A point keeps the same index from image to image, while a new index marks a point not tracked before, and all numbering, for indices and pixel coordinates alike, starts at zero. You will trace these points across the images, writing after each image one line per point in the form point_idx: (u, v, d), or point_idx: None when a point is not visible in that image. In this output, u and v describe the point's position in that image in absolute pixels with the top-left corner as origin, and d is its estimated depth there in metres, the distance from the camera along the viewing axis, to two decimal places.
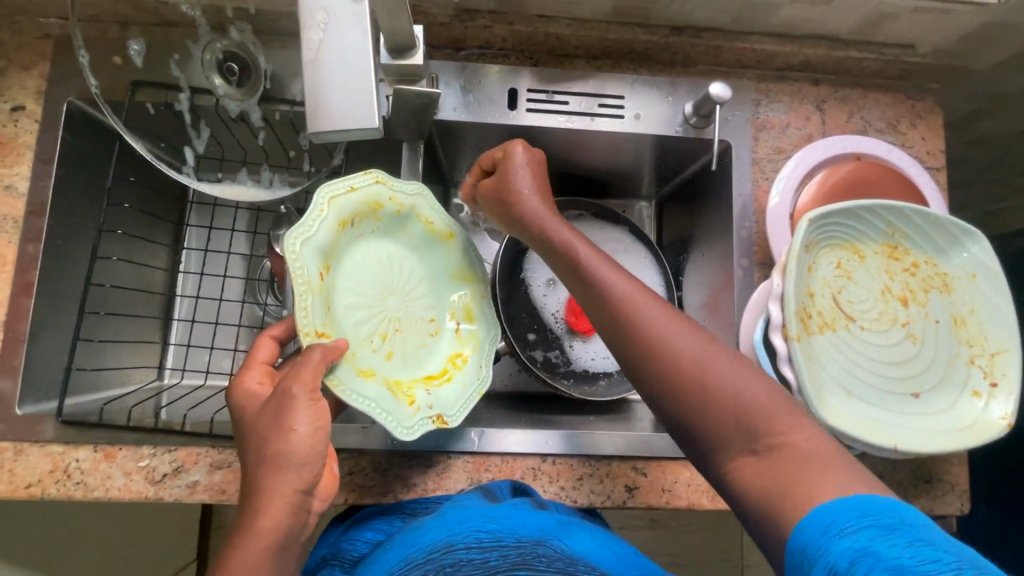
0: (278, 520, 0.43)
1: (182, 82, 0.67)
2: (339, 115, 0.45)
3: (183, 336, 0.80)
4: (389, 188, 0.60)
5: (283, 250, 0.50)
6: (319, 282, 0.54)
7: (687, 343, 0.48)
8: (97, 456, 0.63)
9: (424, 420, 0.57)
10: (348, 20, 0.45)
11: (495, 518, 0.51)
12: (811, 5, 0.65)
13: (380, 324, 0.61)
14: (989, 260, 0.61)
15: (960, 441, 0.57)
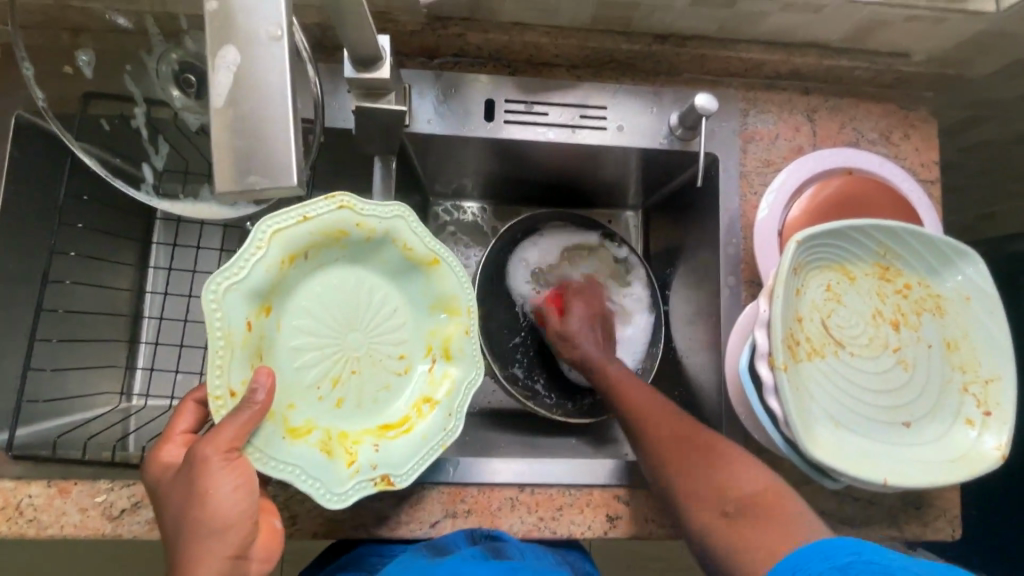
0: None
1: (136, 94, 0.63)
2: (252, 171, 0.37)
3: (148, 358, 0.77)
4: (356, 213, 0.54)
5: (203, 300, 0.47)
6: (246, 333, 0.50)
7: (683, 427, 0.57)
8: (52, 491, 0.60)
9: (362, 483, 0.53)
10: (264, 57, 0.38)
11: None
12: (800, 13, 0.62)
13: (333, 367, 0.57)
14: (984, 283, 0.59)
15: (951, 478, 0.55)
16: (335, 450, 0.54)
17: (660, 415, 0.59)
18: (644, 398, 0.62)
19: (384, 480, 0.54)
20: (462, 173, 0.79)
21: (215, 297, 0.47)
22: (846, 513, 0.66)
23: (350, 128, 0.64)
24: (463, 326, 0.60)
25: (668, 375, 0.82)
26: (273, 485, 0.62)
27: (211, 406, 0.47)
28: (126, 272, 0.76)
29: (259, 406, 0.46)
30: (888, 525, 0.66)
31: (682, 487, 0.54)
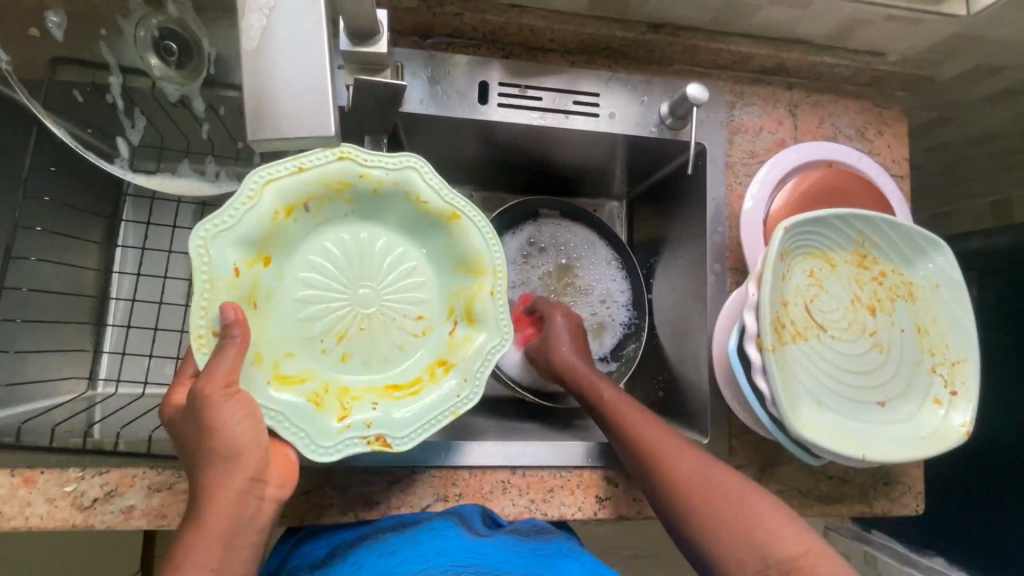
0: (224, 515, 0.43)
1: (110, 62, 0.59)
2: (285, 120, 0.40)
3: (117, 342, 0.73)
4: (357, 164, 0.54)
5: (191, 245, 0.47)
6: (237, 278, 0.50)
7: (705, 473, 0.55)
8: (15, 481, 0.56)
9: (355, 440, 0.51)
10: (299, 6, 0.41)
11: (428, 561, 0.49)
12: (789, 8, 0.64)
13: (339, 323, 0.57)
14: (952, 272, 0.62)
15: (919, 450, 0.58)
16: (335, 407, 0.53)
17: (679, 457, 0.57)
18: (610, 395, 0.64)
19: (379, 441, 0.51)
20: (451, 158, 0.79)
21: (202, 242, 0.47)
22: (821, 490, 0.69)
23: (344, 104, 0.61)
24: (484, 288, 0.58)
25: (652, 361, 0.83)
26: None
27: (192, 344, 0.46)
28: (93, 250, 0.71)
29: (238, 339, 0.46)
30: (859, 502, 0.70)
31: (716, 531, 0.52)
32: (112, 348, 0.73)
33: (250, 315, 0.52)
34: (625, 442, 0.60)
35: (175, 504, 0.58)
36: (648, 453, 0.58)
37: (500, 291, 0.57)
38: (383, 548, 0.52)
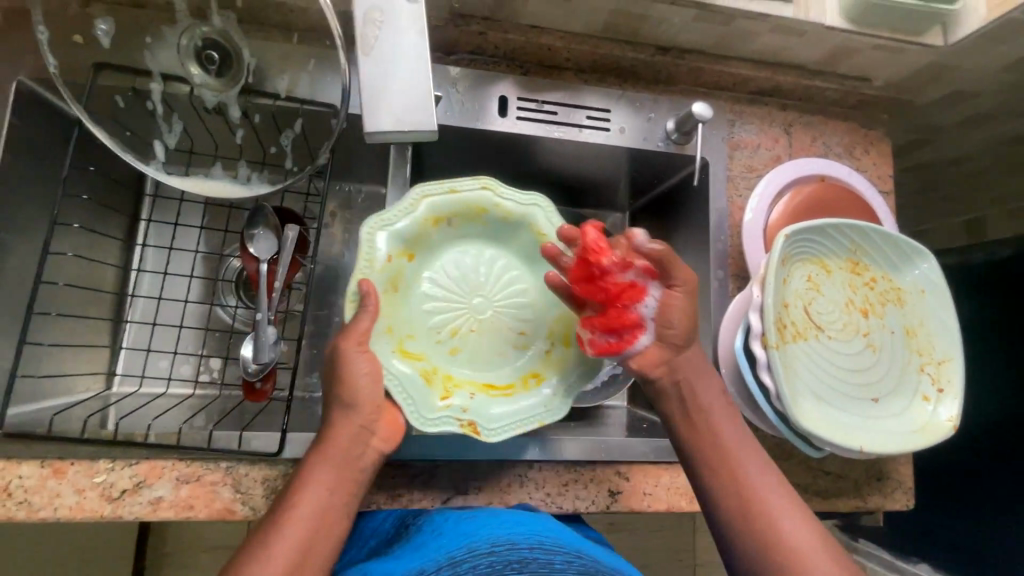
0: (344, 449, 0.52)
1: (152, 69, 0.62)
2: (391, 121, 0.57)
3: (133, 340, 0.74)
4: (495, 194, 0.64)
5: (362, 232, 0.60)
6: (387, 263, 0.61)
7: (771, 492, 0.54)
8: (44, 472, 0.57)
9: (449, 419, 0.56)
10: (409, 42, 0.59)
11: (475, 535, 0.51)
12: (785, 35, 0.70)
13: (453, 320, 0.67)
14: (936, 278, 0.68)
15: (912, 443, 0.62)
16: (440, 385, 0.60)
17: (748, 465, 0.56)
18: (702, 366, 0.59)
19: (470, 427, 0.57)
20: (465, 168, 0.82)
21: (371, 232, 0.60)
22: (818, 486, 0.73)
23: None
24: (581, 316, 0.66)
25: None
26: (283, 463, 0.62)
27: (345, 302, 0.57)
28: (115, 248, 0.73)
29: (371, 308, 0.56)
30: (854, 496, 0.74)
31: (771, 543, 0.51)
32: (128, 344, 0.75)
33: (390, 295, 0.63)
34: (701, 440, 0.57)
35: (203, 496, 0.60)
36: (718, 454, 0.56)
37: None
38: (441, 527, 0.56)
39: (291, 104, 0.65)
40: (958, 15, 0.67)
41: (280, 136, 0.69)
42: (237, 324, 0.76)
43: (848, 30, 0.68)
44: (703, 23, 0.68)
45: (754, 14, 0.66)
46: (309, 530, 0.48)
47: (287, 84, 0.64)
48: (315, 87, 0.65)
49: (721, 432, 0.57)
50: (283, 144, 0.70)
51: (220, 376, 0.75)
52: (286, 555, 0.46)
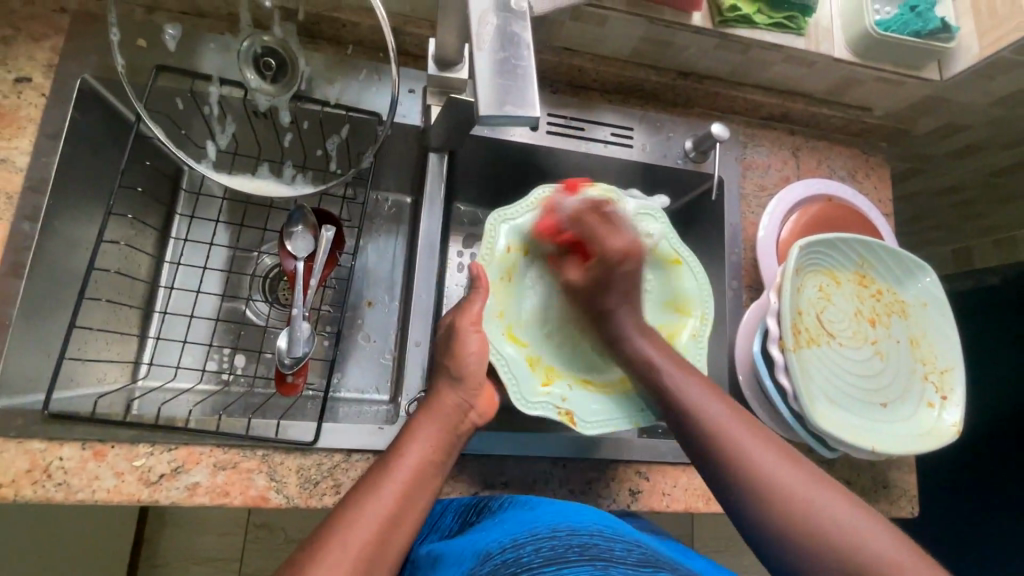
0: (439, 411, 0.57)
1: (211, 73, 0.66)
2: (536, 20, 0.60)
3: (160, 329, 0.76)
4: (615, 202, 0.73)
5: (488, 222, 0.70)
6: (506, 252, 0.70)
7: (783, 469, 0.50)
8: (85, 454, 0.58)
9: (550, 406, 0.63)
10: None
11: (537, 522, 0.50)
12: (796, 66, 0.76)
13: (561, 317, 0.72)
14: (937, 291, 0.72)
15: (921, 445, 0.66)
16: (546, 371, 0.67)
17: (755, 448, 0.52)
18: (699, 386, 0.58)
19: (567, 416, 0.63)
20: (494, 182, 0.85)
21: (494, 223, 0.70)
22: None
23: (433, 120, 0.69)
24: (688, 330, 0.70)
25: None
26: (316, 452, 0.63)
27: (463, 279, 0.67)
28: (151, 236, 0.76)
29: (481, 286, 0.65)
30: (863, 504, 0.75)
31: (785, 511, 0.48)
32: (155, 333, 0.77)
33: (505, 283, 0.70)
34: (697, 429, 0.55)
35: (238, 483, 0.61)
36: (722, 441, 0.53)
37: (704, 336, 0.69)
38: (504, 513, 0.55)
39: (339, 110, 0.69)
40: (952, 53, 0.74)
41: (325, 142, 0.72)
42: (268, 323, 0.79)
43: (853, 62, 0.74)
44: (722, 51, 0.74)
45: (769, 45, 0.72)
46: (406, 485, 0.50)
47: (336, 93, 0.69)
48: (363, 96, 0.70)
49: (720, 417, 0.55)
50: (326, 149, 0.73)
51: (245, 371, 0.77)
52: (395, 496, 0.49)
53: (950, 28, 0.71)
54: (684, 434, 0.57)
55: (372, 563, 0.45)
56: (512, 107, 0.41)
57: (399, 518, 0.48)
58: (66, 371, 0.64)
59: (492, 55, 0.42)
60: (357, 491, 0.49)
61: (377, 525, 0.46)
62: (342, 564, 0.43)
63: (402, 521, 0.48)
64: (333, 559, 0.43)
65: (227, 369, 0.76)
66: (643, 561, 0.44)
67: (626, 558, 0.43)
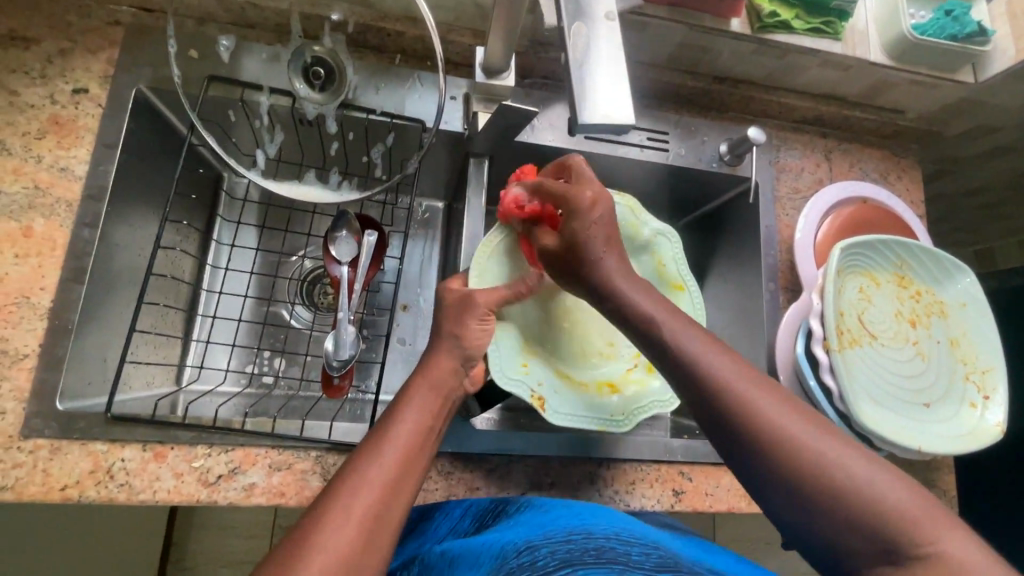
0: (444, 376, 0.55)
1: (261, 83, 0.68)
2: None
3: (206, 333, 0.78)
4: (633, 215, 0.76)
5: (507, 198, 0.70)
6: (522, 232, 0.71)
7: (823, 439, 0.41)
8: (145, 456, 0.59)
9: (525, 388, 0.64)
10: None
11: (552, 526, 0.50)
12: (832, 70, 0.77)
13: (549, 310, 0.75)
14: (977, 292, 0.73)
15: (964, 445, 0.66)
16: (529, 354, 0.69)
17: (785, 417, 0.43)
18: (702, 343, 0.48)
19: (540, 402, 0.64)
20: None
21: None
22: None
23: (479, 129, 0.69)
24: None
25: None
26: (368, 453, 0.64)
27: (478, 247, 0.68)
28: (195, 240, 0.78)
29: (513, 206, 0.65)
30: None
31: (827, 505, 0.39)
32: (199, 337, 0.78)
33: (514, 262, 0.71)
34: (716, 408, 0.45)
35: (293, 484, 0.62)
36: (743, 415, 0.44)
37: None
38: (520, 516, 0.55)
39: (384, 119, 0.70)
40: (987, 56, 0.75)
41: (368, 149, 0.74)
42: (311, 327, 0.81)
43: (889, 65, 0.75)
44: (759, 56, 0.75)
45: (807, 49, 0.73)
46: (407, 451, 0.47)
47: (381, 102, 0.70)
48: (407, 102, 0.71)
49: (732, 382, 0.45)
50: (371, 157, 0.75)
51: (288, 374, 0.78)
52: (396, 462, 0.46)
53: (987, 32, 0.71)
54: (698, 409, 0.46)
55: (376, 526, 0.42)
56: (610, 116, 0.44)
57: (398, 491, 0.45)
58: (126, 372, 0.66)
59: (586, 69, 0.45)
60: (353, 457, 0.46)
61: (380, 493, 0.44)
62: (348, 529, 0.41)
63: (408, 479, 0.46)
64: (335, 525, 0.41)
65: (269, 372, 0.78)
66: (662, 565, 0.43)
67: (643, 563, 0.43)
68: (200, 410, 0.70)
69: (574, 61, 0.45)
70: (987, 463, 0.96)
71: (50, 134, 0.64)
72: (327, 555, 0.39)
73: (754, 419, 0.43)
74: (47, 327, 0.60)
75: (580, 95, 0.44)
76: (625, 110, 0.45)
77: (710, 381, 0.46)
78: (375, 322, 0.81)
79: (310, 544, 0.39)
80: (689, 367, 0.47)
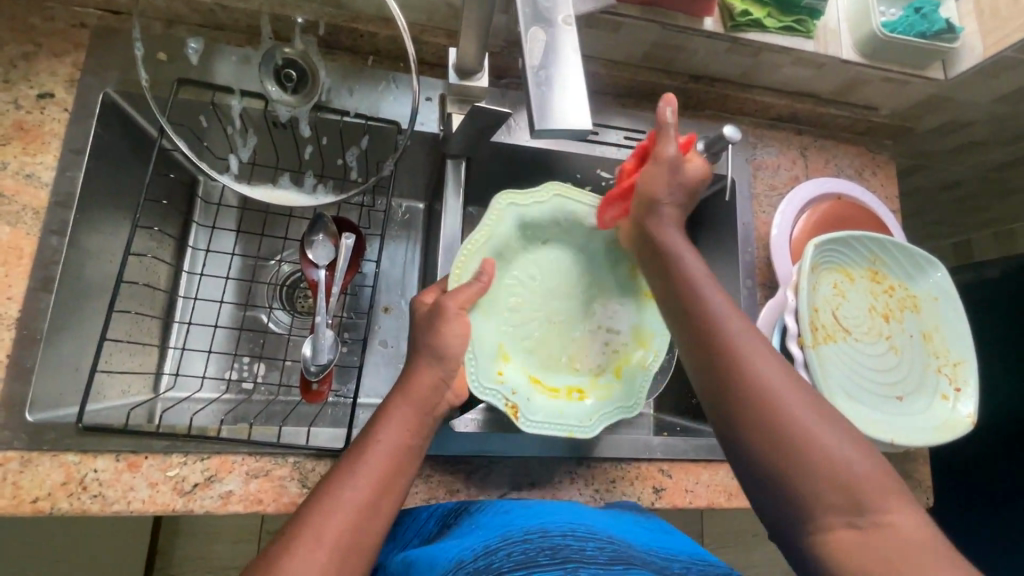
0: (422, 391, 0.54)
1: (232, 85, 0.67)
2: None
3: (182, 339, 0.77)
4: None
5: (495, 201, 0.70)
6: (499, 234, 0.70)
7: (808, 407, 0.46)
8: (119, 466, 0.58)
9: (499, 395, 0.63)
10: None
11: (510, 526, 0.51)
12: (806, 67, 0.78)
13: (528, 309, 0.73)
14: (948, 286, 0.74)
15: (936, 437, 0.67)
16: (505, 359, 0.67)
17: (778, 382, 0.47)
18: (721, 299, 0.54)
19: (513, 409, 0.63)
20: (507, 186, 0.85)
21: (501, 204, 0.70)
22: None
23: (453, 130, 0.69)
24: (639, 362, 0.72)
25: None
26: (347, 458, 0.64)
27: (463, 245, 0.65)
28: (169, 245, 0.77)
29: (484, 281, 0.61)
30: None
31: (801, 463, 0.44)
32: (175, 344, 0.77)
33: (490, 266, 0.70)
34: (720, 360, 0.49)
35: (271, 490, 0.61)
36: (740, 366, 0.48)
37: (654, 368, 0.70)
38: (482, 518, 0.55)
39: (358, 120, 0.70)
40: (956, 53, 0.76)
41: (343, 151, 0.73)
42: (290, 331, 0.80)
43: (861, 63, 0.76)
44: (733, 54, 0.75)
45: (780, 48, 0.73)
46: (384, 472, 0.48)
47: (355, 103, 0.70)
48: (381, 106, 0.71)
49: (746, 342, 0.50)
50: (347, 160, 0.75)
51: (266, 379, 0.77)
52: (370, 484, 0.47)
53: (954, 29, 0.72)
54: (704, 360, 0.51)
55: (348, 547, 0.43)
56: (571, 121, 0.44)
57: (373, 515, 0.46)
58: (99, 381, 0.65)
59: (544, 74, 0.45)
60: (333, 472, 0.48)
61: (353, 517, 0.45)
62: (316, 553, 0.42)
63: (381, 503, 0.47)
64: (304, 552, 0.41)
65: (246, 377, 0.77)
66: (616, 559, 0.44)
67: (597, 558, 0.44)
68: (175, 417, 0.70)
69: (532, 67, 0.45)
70: (963, 453, 0.98)
71: (14, 140, 0.63)
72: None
73: (746, 380, 0.48)
74: (15, 337, 0.59)
75: (537, 102, 0.44)
76: (583, 115, 0.45)
77: (719, 336, 0.50)
78: (354, 325, 0.81)
79: (278, 571, 0.40)
80: (701, 312, 0.53)
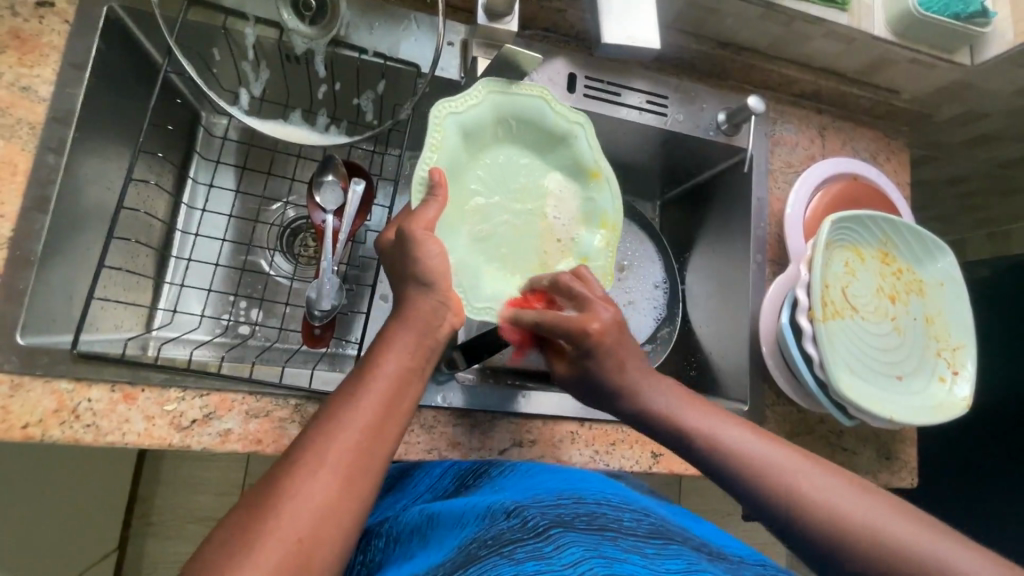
0: (420, 312, 0.52)
1: (247, 11, 0.64)
2: None
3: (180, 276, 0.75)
4: (551, 104, 0.66)
5: (433, 112, 0.61)
6: (448, 150, 0.62)
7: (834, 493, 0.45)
8: (114, 397, 0.57)
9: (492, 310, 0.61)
10: None
11: (539, 490, 0.51)
12: (835, 42, 0.76)
13: (493, 215, 0.67)
14: (954, 272, 0.75)
15: (933, 416, 0.68)
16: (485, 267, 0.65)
17: (812, 479, 0.46)
18: (714, 416, 0.54)
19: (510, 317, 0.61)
20: None
21: (439, 115, 0.61)
22: (837, 461, 0.78)
23: (479, 72, 0.68)
24: (606, 243, 0.67)
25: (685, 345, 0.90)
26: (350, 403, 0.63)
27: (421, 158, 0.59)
28: (170, 179, 0.74)
29: (440, 198, 0.55)
30: (866, 473, 0.78)
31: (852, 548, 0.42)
32: (172, 280, 0.75)
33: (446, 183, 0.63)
34: (733, 467, 0.49)
35: (271, 431, 0.60)
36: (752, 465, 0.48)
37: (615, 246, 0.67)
38: (506, 481, 0.56)
39: (377, 60, 0.67)
40: (985, 38, 0.75)
41: (358, 90, 0.71)
42: (293, 277, 0.78)
43: (890, 41, 0.75)
44: (765, 22, 0.74)
45: (813, 19, 0.72)
46: (388, 396, 0.46)
47: (375, 41, 0.67)
48: (402, 45, 0.68)
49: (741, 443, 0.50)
50: (361, 101, 0.72)
51: (263, 323, 0.75)
52: (373, 408, 0.44)
53: (988, 13, 0.71)
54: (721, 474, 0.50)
55: (360, 469, 0.41)
56: (631, 38, 0.65)
57: (376, 438, 0.43)
58: (93, 311, 0.63)
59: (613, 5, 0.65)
60: (337, 394, 0.46)
61: (358, 437, 0.42)
62: (324, 480, 0.39)
63: (381, 428, 0.44)
64: (305, 474, 0.39)
65: (242, 318, 0.75)
66: (654, 531, 0.44)
67: (636, 530, 0.44)
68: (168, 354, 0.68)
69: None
70: (948, 441, 1.01)
71: (10, 49, 0.59)
72: (312, 499, 0.38)
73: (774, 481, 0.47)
74: (7, 257, 0.56)
75: (604, 26, 0.65)
76: (639, 33, 0.65)
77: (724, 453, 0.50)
78: (358, 275, 0.79)
79: (282, 492, 0.38)
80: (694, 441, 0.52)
